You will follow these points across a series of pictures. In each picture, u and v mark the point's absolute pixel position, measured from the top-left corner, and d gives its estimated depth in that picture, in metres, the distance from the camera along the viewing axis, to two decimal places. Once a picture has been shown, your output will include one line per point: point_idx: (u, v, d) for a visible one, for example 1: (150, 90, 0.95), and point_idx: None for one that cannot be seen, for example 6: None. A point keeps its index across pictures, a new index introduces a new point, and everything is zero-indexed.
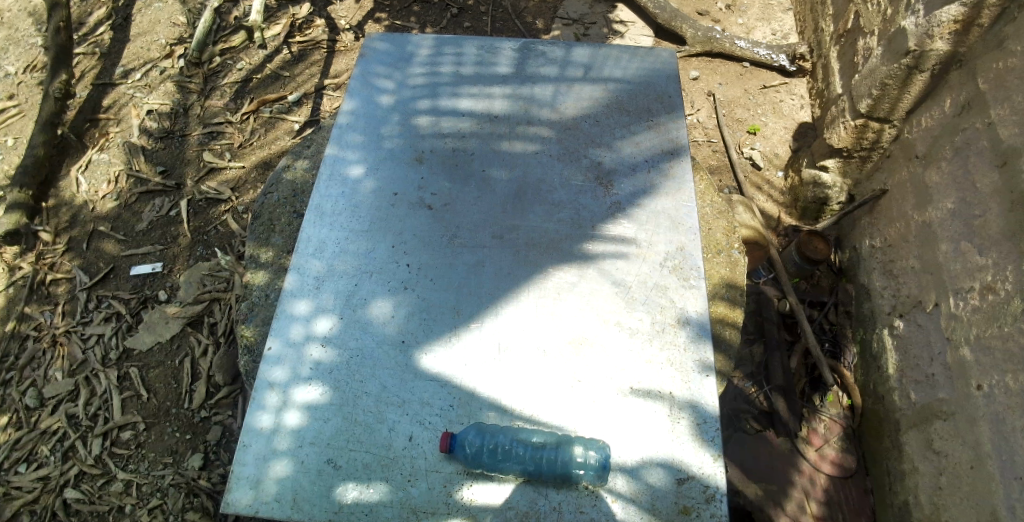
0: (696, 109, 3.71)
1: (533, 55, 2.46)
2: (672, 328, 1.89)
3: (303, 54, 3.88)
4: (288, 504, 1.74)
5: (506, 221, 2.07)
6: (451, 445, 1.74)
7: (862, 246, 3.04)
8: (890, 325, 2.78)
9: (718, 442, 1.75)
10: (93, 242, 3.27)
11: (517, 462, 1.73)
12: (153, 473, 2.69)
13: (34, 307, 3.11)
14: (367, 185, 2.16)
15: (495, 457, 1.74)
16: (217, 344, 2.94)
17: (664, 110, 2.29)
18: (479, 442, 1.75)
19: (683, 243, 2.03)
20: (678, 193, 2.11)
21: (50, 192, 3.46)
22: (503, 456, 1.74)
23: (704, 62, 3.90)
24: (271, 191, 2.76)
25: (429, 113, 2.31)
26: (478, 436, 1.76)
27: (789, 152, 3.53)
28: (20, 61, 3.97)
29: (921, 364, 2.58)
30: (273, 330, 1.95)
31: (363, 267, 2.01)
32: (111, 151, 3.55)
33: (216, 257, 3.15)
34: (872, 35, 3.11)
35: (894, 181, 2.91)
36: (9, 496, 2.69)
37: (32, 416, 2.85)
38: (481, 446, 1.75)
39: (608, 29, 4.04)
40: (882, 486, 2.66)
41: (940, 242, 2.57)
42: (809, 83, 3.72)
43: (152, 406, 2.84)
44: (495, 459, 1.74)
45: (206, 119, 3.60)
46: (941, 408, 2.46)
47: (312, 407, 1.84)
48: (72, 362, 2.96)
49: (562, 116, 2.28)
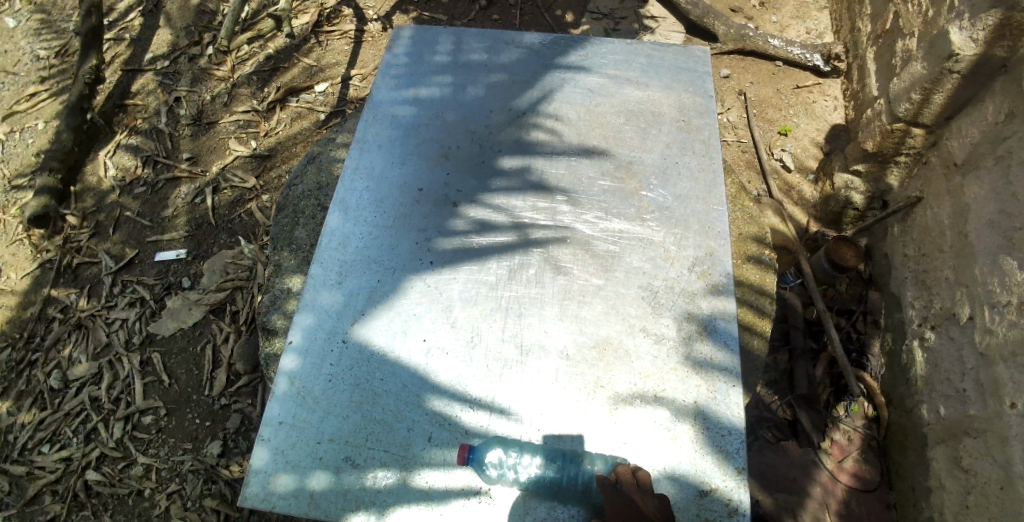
0: (726, 108, 3.64)
1: (560, 49, 2.42)
2: (698, 335, 1.86)
3: (330, 44, 3.87)
4: (305, 501, 1.74)
5: (530, 220, 2.04)
6: (469, 457, 1.72)
7: (894, 254, 2.97)
8: (921, 337, 2.71)
9: (742, 455, 1.72)
10: (119, 227, 3.30)
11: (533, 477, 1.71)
12: (173, 459, 2.72)
13: (62, 290, 3.15)
14: (391, 180, 2.14)
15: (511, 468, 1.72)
16: (238, 332, 2.94)
17: (694, 110, 2.24)
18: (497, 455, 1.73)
19: (713, 248, 1.98)
20: (709, 196, 2.07)
21: (79, 175, 3.49)
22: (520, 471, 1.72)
23: (735, 60, 3.82)
24: (297, 183, 2.75)
25: (455, 108, 2.28)
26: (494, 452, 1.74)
27: (820, 155, 3.45)
28: (52, 45, 4.01)
29: (952, 379, 2.51)
30: (294, 324, 1.94)
31: (385, 264, 2.00)
32: (139, 137, 3.57)
33: (239, 245, 3.15)
34: (912, 36, 3.02)
35: (931, 189, 2.82)
36: (33, 475, 2.73)
37: (57, 398, 2.89)
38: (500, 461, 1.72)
39: (638, 25, 3.97)
40: (905, 502, 2.60)
41: (977, 254, 2.50)
42: (844, 85, 3.62)
43: (173, 392, 2.86)
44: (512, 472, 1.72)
45: (232, 107, 3.61)
46: (971, 425, 2.39)
47: (330, 403, 1.83)
48: (96, 345, 2.99)
49: (591, 114, 2.24)
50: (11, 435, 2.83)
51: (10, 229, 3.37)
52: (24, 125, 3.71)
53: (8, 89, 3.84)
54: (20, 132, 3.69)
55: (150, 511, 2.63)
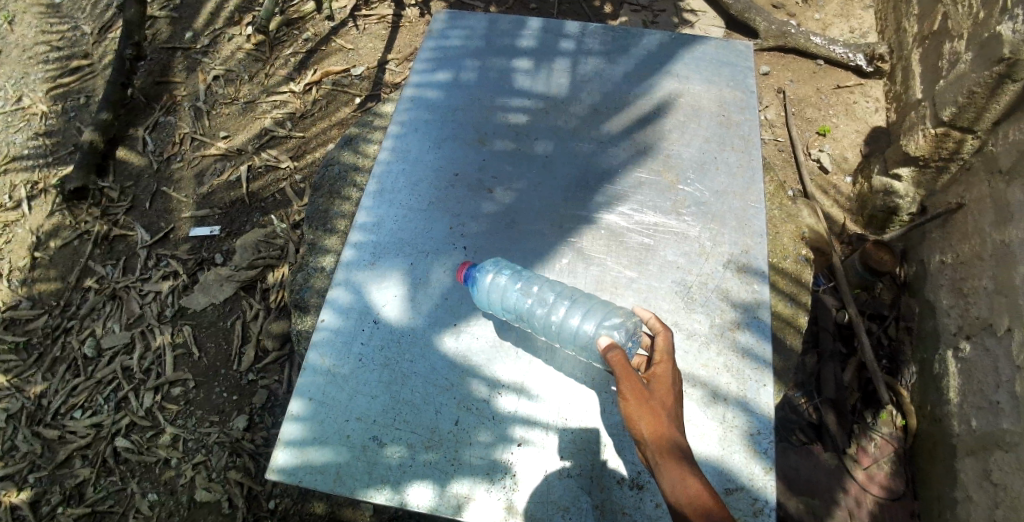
0: (765, 106, 3.58)
1: (601, 38, 2.38)
2: (730, 332, 1.84)
3: (367, 28, 3.87)
4: (331, 477, 1.77)
5: (566, 211, 2.03)
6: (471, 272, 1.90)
7: (931, 261, 2.89)
8: (955, 347, 2.64)
9: (770, 455, 1.70)
10: (156, 201, 3.36)
11: (533, 314, 1.88)
12: (200, 430, 2.77)
13: (97, 260, 3.22)
14: (427, 163, 2.15)
15: (510, 284, 1.89)
16: (268, 309, 2.98)
17: (735, 105, 2.20)
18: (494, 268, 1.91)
19: (748, 245, 1.95)
20: (746, 192, 2.03)
21: (118, 150, 3.55)
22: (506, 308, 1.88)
23: (776, 57, 3.74)
24: (332, 163, 2.78)
25: (495, 93, 2.28)
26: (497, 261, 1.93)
27: (858, 157, 3.38)
28: (95, 21, 4.07)
29: (985, 390, 2.45)
30: (329, 302, 1.97)
31: (419, 247, 2.01)
32: (178, 114, 3.62)
33: (272, 224, 3.17)
34: (960, 39, 2.94)
35: (973, 195, 2.74)
36: (65, 439, 2.81)
37: (90, 365, 2.96)
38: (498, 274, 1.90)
39: (678, 18, 3.92)
40: (932, 512, 2.56)
41: (1019, 264, 2.41)
42: (886, 86, 3.54)
43: (202, 365, 2.91)
44: (508, 296, 1.88)
45: (269, 88, 3.64)
46: (1003, 438, 2.33)
47: (359, 382, 1.86)
48: (130, 315, 3.05)
49: (629, 104, 2.21)
50: (44, 399, 2.90)
51: (49, 200, 3.43)
52: (68, 98, 3.78)
53: (53, 62, 3.92)
54: (62, 105, 3.76)
55: (176, 480, 2.69)
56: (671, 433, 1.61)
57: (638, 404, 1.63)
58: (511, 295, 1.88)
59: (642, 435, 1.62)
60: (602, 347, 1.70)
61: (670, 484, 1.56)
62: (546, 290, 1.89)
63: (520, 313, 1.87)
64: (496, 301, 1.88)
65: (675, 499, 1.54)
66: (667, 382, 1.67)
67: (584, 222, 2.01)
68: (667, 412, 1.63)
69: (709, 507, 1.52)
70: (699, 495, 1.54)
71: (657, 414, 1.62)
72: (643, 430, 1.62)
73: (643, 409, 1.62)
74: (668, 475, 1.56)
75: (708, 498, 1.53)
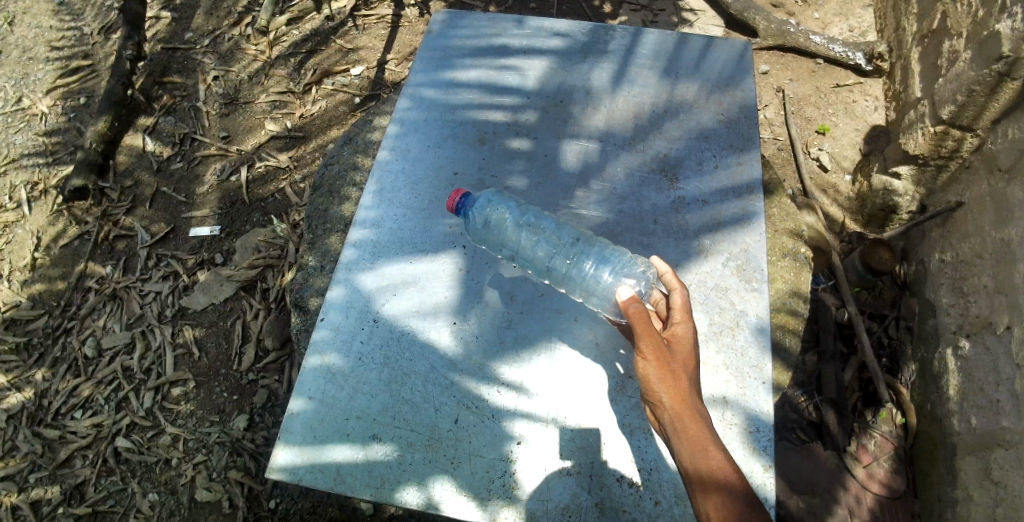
0: (764, 105, 3.59)
1: (601, 37, 2.38)
2: (730, 331, 1.84)
3: (367, 28, 3.87)
4: (331, 476, 1.77)
5: (566, 208, 2.03)
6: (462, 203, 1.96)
7: (931, 259, 2.89)
8: (955, 345, 2.64)
9: (770, 452, 1.71)
10: (156, 201, 3.36)
11: (534, 251, 2.00)
12: (200, 430, 2.77)
13: (98, 261, 3.22)
14: (427, 162, 2.15)
15: (508, 216, 2.02)
16: (268, 309, 2.98)
17: (734, 104, 2.20)
18: (491, 196, 2.04)
19: (748, 243, 1.96)
20: (746, 190, 2.04)
21: (117, 150, 3.56)
22: (503, 243, 2.02)
23: (775, 56, 3.74)
24: (332, 163, 2.78)
25: (495, 92, 2.28)
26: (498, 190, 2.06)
27: (858, 156, 3.38)
28: (95, 22, 4.07)
29: (985, 389, 2.45)
30: (328, 301, 1.97)
31: (419, 246, 2.01)
32: (177, 114, 3.63)
33: (271, 224, 3.18)
34: (960, 37, 2.93)
35: (972, 194, 2.73)
36: (65, 440, 2.81)
37: (90, 365, 2.96)
38: (495, 205, 2.02)
39: (677, 17, 3.92)
40: (932, 511, 2.56)
41: (1019, 262, 2.41)
42: (885, 85, 3.53)
43: (203, 365, 2.91)
44: (503, 229, 2.02)
45: (269, 88, 3.64)
46: (1003, 437, 2.33)
47: (359, 381, 1.86)
48: (130, 315, 3.05)
49: (628, 104, 2.22)
50: (45, 399, 2.91)
51: (49, 200, 3.44)
52: (68, 99, 3.79)
53: (53, 62, 3.92)
54: (63, 106, 3.76)
55: (176, 480, 2.69)
56: (691, 399, 1.62)
57: (660, 368, 1.63)
58: (508, 229, 2.02)
59: (662, 399, 1.63)
60: (624, 301, 1.68)
61: (690, 454, 1.58)
62: (549, 226, 2.01)
63: (516, 247, 2.01)
64: (491, 234, 2.01)
65: (694, 469, 1.57)
66: (686, 343, 1.68)
67: (582, 220, 2.01)
68: (687, 374, 1.64)
69: (728, 479, 1.55)
70: (718, 465, 1.56)
71: (678, 379, 1.63)
72: (664, 394, 1.63)
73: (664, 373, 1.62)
74: (687, 443, 1.59)
75: (727, 468, 1.56)
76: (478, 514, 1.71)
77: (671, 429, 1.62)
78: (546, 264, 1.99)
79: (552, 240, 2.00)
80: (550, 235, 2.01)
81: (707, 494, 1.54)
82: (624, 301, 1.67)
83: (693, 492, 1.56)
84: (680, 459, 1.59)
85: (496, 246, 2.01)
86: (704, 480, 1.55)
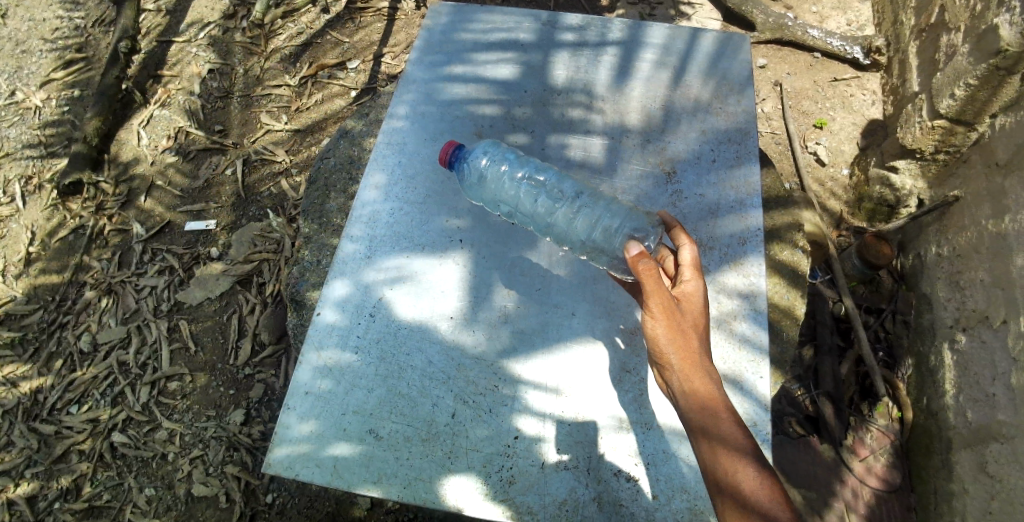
0: (761, 99, 3.58)
1: (598, 29, 2.35)
2: (728, 324, 1.87)
3: (363, 20, 3.83)
4: (328, 471, 1.77)
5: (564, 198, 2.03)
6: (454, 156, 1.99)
7: (927, 254, 2.89)
8: (951, 339, 2.65)
9: (767, 446, 1.75)
10: (151, 195, 3.34)
11: (533, 205, 2.05)
12: (197, 425, 2.77)
13: (93, 255, 3.21)
14: (424, 156, 2.14)
15: (505, 168, 2.06)
16: (264, 303, 2.97)
17: (733, 97, 2.18)
18: (488, 148, 2.08)
19: (745, 237, 1.96)
20: (743, 184, 2.03)
21: (112, 144, 3.54)
22: (499, 198, 2.06)
23: (773, 49, 3.73)
24: (328, 156, 2.76)
25: (491, 86, 2.26)
26: (494, 141, 2.11)
27: (855, 150, 3.38)
28: (89, 15, 4.03)
29: (981, 383, 2.45)
30: (324, 296, 1.96)
31: (415, 241, 2.01)
32: (172, 108, 3.60)
33: (267, 218, 3.16)
34: (958, 31, 2.92)
35: (969, 188, 2.73)
36: (61, 435, 2.80)
37: (86, 360, 2.95)
38: (491, 157, 2.07)
39: (675, 10, 3.91)
40: (927, 504, 2.57)
41: (1016, 256, 2.41)
42: (883, 79, 3.52)
43: (199, 360, 2.90)
44: (502, 183, 2.06)
45: (265, 81, 3.62)
46: (999, 430, 2.34)
47: (356, 375, 1.86)
48: (125, 310, 3.04)
49: (626, 97, 2.20)
50: (40, 394, 2.90)
51: (44, 194, 3.42)
52: (62, 92, 3.76)
53: (47, 55, 3.89)
54: (57, 99, 3.74)
55: (173, 475, 2.69)
56: (699, 359, 1.67)
57: (668, 329, 1.67)
58: (505, 182, 2.05)
59: (670, 360, 1.68)
60: (632, 257, 1.68)
61: (697, 414, 1.64)
62: (549, 177, 2.05)
63: (513, 201, 2.06)
64: (486, 188, 2.05)
65: (701, 428, 1.63)
66: (697, 303, 1.73)
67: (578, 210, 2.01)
68: (696, 334, 1.69)
69: (737, 441, 1.61)
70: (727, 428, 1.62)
71: (686, 339, 1.67)
72: (672, 355, 1.67)
73: (673, 334, 1.66)
74: (694, 404, 1.65)
75: (736, 431, 1.62)
76: (475, 509, 1.72)
77: (679, 389, 1.68)
78: (547, 217, 2.03)
79: (554, 193, 2.04)
80: (550, 187, 2.05)
81: (713, 452, 1.61)
82: (631, 257, 1.67)
83: (700, 450, 1.63)
84: (687, 419, 1.65)
85: (493, 202, 2.06)
86: (711, 441, 1.62)
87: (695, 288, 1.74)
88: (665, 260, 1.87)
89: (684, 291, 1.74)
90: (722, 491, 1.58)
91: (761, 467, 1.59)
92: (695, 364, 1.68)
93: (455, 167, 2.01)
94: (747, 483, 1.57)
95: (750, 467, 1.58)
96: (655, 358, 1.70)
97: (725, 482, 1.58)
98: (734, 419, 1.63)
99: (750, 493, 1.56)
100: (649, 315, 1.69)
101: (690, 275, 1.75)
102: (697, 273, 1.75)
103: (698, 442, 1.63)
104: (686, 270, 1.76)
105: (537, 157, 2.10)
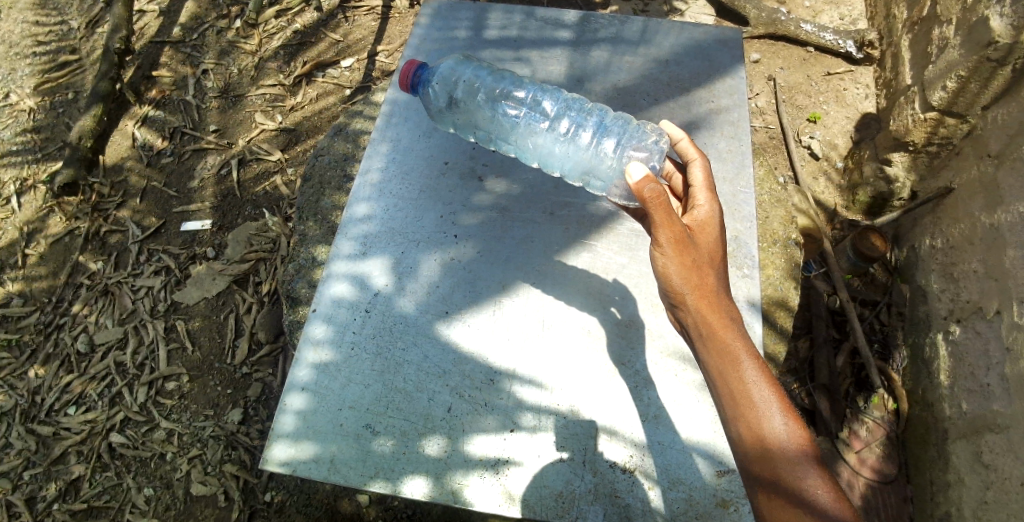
0: (756, 93, 3.59)
1: (591, 25, 2.35)
2: None
3: (357, 19, 3.81)
4: (326, 466, 1.78)
5: (550, 128, 2.05)
6: (413, 81, 1.97)
7: (921, 246, 2.91)
8: (946, 330, 2.66)
9: None
10: (147, 196, 3.34)
11: (513, 125, 2.07)
12: (195, 424, 2.77)
13: (88, 256, 3.20)
14: (418, 153, 2.14)
15: (477, 82, 2.11)
16: (260, 302, 2.97)
17: (725, 92, 2.19)
18: (456, 67, 2.14)
19: (738, 231, 1.99)
20: (736, 177, 2.05)
21: (106, 146, 3.53)
22: (474, 123, 2.12)
23: (766, 44, 3.73)
24: (323, 154, 2.77)
25: None
26: (463, 58, 2.17)
27: (848, 144, 3.39)
28: (82, 16, 4.02)
29: (977, 373, 2.47)
30: (319, 292, 1.98)
31: (410, 237, 2.01)
32: (167, 108, 3.60)
33: (263, 218, 3.16)
34: (950, 24, 2.93)
35: (962, 180, 2.74)
36: (59, 436, 2.81)
37: (83, 361, 2.95)
38: (462, 75, 2.12)
39: (668, 6, 3.91)
40: (923, 495, 2.59)
41: (1008, 247, 2.42)
42: (876, 72, 3.53)
43: (196, 359, 2.91)
44: (478, 105, 2.10)
45: (259, 81, 3.61)
46: (994, 420, 2.35)
47: (353, 372, 1.86)
48: (122, 311, 3.04)
49: (619, 92, 2.21)
50: (38, 396, 2.90)
51: (38, 195, 3.42)
52: (56, 93, 3.75)
53: (41, 57, 3.88)
54: (51, 101, 3.73)
55: (172, 474, 2.69)
56: (713, 295, 1.62)
57: (681, 265, 1.61)
58: (481, 103, 2.10)
59: (686, 298, 1.62)
60: (637, 183, 1.60)
61: (717, 360, 1.59)
62: (528, 92, 2.10)
63: (488, 122, 2.10)
64: (459, 113, 2.12)
65: (722, 377, 1.58)
66: (711, 233, 1.68)
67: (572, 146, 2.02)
68: (711, 266, 1.64)
69: (762, 389, 1.55)
70: (749, 378, 1.56)
71: (700, 272, 1.62)
72: (687, 293, 1.62)
73: (685, 269, 1.60)
74: (713, 349, 1.60)
75: (761, 379, 1.57)
76: (474, 501, 1.73)
77: (695, 330, 1.63)
78: (527, 134, 2.06)
79: (536, 109, 2.08)
80: (530, 102, 2.09)
81: (737, 401, 1.55)
82: (640, 189, 1.58)
83: (721, 398, 1.58)
84: (706, 364, 1.61)
85: (466, 125, 2.13)
86: (734, 392, 1.56)
87: (709, 214, 1.69)
88: (673, 178, 1.87)
89: (698, 220, 1.69)
90: (747, 444, 1.53)
91: (791, 419, 1.53)
92: (708, 295, 1.62)
93: (417, 91, 2.00)
94: (773, 436, 1.52)
95: (776, 415, 1.53)
96: (670, 297, 1.64)
97: (749, 434, 1.53)
98: (756, 362, 1.58)
99: (778, 442, 1.51)
100: (659, 249, 1.63)
101: (706, 206, 1.70)
102: (711, 197, 1.71)
103: (719, 390, 1.58)
104: (699, 194, 1.71)
105: (511, 73, 2.16)
